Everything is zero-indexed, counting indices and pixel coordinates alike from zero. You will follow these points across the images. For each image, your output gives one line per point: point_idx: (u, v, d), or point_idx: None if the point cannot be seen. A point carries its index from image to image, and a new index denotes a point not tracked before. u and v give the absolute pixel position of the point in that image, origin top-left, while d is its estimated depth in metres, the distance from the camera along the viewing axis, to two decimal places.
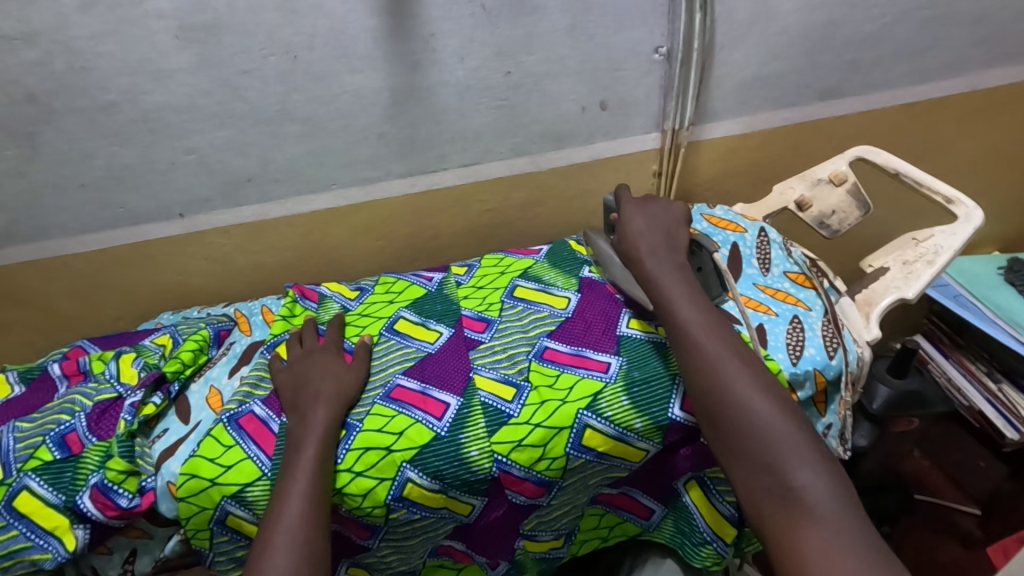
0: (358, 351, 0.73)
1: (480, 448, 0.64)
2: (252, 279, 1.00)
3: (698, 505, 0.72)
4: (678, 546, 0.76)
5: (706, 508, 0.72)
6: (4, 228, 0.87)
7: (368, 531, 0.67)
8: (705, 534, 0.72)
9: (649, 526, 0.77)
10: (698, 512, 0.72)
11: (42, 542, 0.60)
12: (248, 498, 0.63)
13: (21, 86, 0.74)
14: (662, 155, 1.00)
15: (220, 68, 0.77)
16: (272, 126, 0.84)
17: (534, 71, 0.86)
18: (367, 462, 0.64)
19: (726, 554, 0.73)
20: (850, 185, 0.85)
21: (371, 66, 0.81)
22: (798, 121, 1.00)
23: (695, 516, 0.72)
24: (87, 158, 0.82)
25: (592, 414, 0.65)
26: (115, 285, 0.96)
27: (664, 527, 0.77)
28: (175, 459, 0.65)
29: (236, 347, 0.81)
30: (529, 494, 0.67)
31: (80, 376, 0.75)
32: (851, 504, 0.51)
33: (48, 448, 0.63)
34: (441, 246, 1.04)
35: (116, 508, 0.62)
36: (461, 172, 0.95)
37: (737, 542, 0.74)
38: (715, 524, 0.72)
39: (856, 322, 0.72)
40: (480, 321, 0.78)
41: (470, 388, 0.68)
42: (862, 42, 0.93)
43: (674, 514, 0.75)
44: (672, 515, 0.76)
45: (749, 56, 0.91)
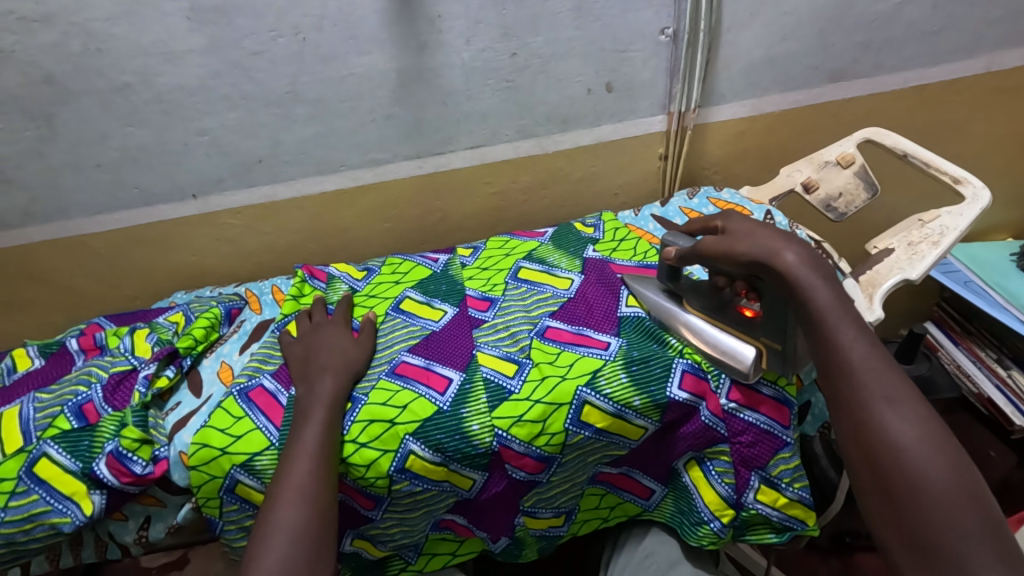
0: (364, 327, 0.75)
1: (481, 422, 0.65)
2: (263, 260, 1.02)
3: (696, 484, 0.72)
4: (677, 525, 0.76)
5: (703, 487, 0.72)
6: (24, 209, 0.89)
7: (373, 502, 0.68)
8: (701, 513, 0.72)
9: (649, 506, 0.79)
10: (696, 491, 0.72)
11: (61, 506, 0.63)
12: (257, 467, 0.64)
13: (40, 67, 0.76)
14: (668, 137, 1.00)
15: (231, 49, 0.78)
16: (282, 107, 0.85)
17: (539, 52, 0.86)
18: (372, 433, 0.65)
19: (723, 536, 0.71)
20: (857, 167, 0.85)
21: (378, 47, 0.81)
22: (807, 103, 0.99)
23: (694, 495, 0.72)
24: (103, 139, 0.84)
25: (591, 391, 0.66)
26: (131, 265, 0.99)
27: (663, 507, 0.78)
28: (187, 430, 0.67)
29: (246, 325, 0.83)
30: (529, 470, 0.68)
31: (97, 350, 0.78)
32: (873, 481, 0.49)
33: (66, 417, 0.66)
34: (448, 229, 1.05)
35: (130, 474, 0.64)
36: (467, 155, 0.96)
37: (737, 526, 0.72)
38: (713, 504, 0.71)
39: (860, 302, 0.71)
40: (484, 300, 0.79)
41: (472, 364, 0.69)
42: (873, 22, 0.91)
43: (674, 494, 0.76)
44: (671, 493, 0.77)
45: (757, 37, 0.90)
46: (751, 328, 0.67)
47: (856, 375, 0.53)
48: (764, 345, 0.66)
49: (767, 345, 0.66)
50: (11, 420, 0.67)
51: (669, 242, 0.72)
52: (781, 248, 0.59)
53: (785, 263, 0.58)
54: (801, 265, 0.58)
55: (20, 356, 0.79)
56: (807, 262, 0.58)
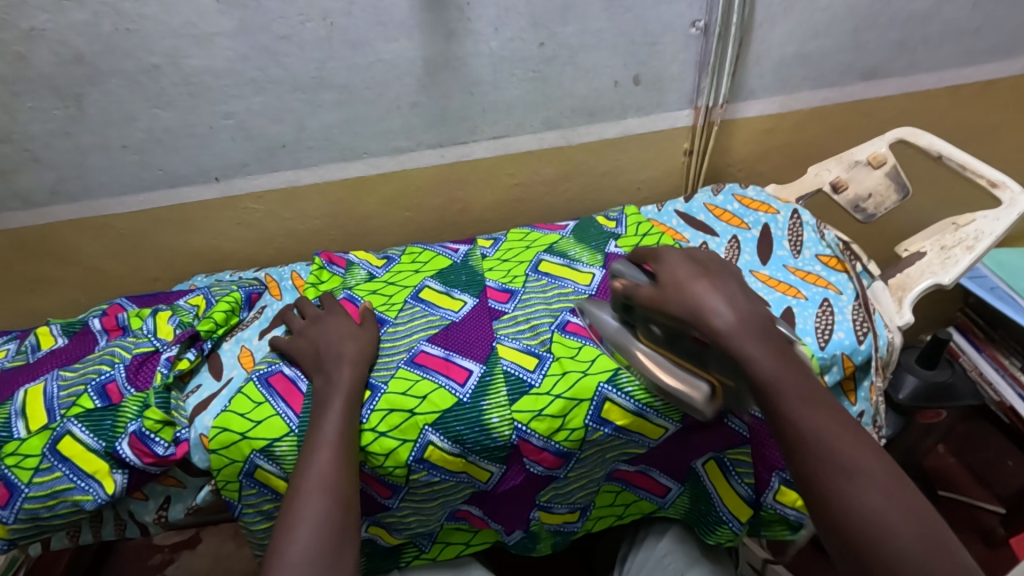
0: (365, 313, 0.75)
1: (501, 415, 0.65)
2: (284, 245, 1.02)
3: (715, 485, 0.72)
4: (693, 522, 0.77)
5: (724, 490, 0.72)
6: (51, 188, 0.89)
7: (390, 490, 0.68)
8: (721, 515, 0.72)
9: (664, 504, 0.78)
10: (717, 496, 0.72)
11: (84, 484, 0.63)
12: (276, 453, 0.64)
13: (70, 47, 0.76)
14: (695, 132, 0.98)
15: (260, 33, 0.78)
16: (308, 93, 0.85)
17: (569, 42, 0.85)
18: (390, 423, 0.65)
19: (739, 532, 0.72)
20: (889, 168, 0.82)
21: (406, 34, 0.81)
22: (838, 101, 0.97)
23: (713, 496, 0.73)
24: (130, 120, 0.84)
25: (613, 388, 0.65)
26: (153, 246, 0.99)
27: (678, 505, 0.78)
28: (208, 413, 0.67)
29: (268, 310, 0.83)
30: (547, 465, 0.68)
31: (119, 331, 0.79)
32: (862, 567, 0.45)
33: (89, 396, 0.67)
34: (468, 220, 1.05)
35: (152, 455, 0.64)
36: (491, 145, 0.95)
37: (755, 523, 0.72)
38: (731, 503, 0.72)
39: (888, 307, 0.72)
40: (504, 292, 0.78)
41: (492, 357, 0.69)
42: (912, 19, 0.89)
43: (691, 491, 0.76)
44: (688, 493, 0.76)
45: (791, 32, 0.88)
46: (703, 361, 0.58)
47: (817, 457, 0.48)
48: (718, 380, 0.57)
49: (721, 381, 0.57)
50: (36, 396, 0.68)
51: (619, 272, 0.66)
52: (716, 304, 0.55)
53: (722, 326, 0.54)
54: (732, 328, 0.53)
55: (45, 334, 0.79)
56: (735, 325, 0.53)
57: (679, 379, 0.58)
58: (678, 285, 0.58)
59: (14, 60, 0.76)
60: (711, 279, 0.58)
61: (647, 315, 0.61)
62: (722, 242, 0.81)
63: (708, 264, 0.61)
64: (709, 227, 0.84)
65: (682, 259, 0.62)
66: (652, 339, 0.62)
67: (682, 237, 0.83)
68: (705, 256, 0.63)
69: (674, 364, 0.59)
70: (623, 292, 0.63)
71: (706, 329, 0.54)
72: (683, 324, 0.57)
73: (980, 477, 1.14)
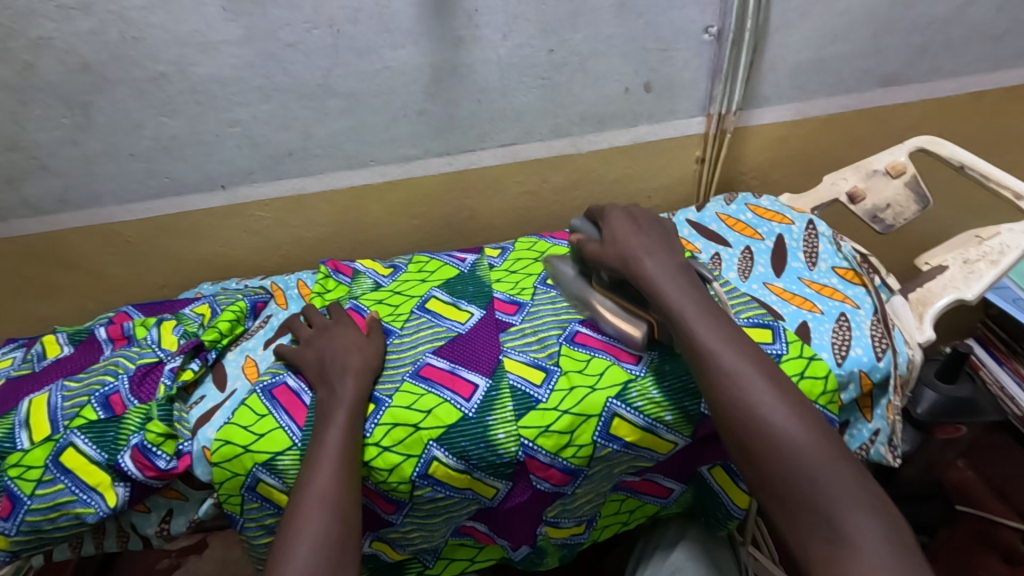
0: (371, 325, 0.74)
1: (507, 431, 0.64)
2: (291, 252, 1.02)
3: (722, 486, 0.73)
4: (701, 512, 0.79)
5: (731, 489, 0.72)
6: (59, 195, 0.89)
7: (394, 506, 0.67)
8: (730, 510, 0.73)
9: (668, 503, 0.77)
10: (724, 493, 0.73)
11: (86, 496, 0.63)
12: (279, 467, 0.63)
13: (78, 55, 0.76)
14: (707, 140, 0.96)
15: (266, 41, 0.77)
16: (315, 101, 0.84)
17: (579, 49, 0.84)
18: (395, 437, 0.64)
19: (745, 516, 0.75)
20: (908, 178, 0.80)
21: (413, 42, 0.80)
22: (855, 108, 0.95)
23: (719, 494, 0.73)
24: (137, 128, 0.84)
25: (622, 403, 0.64)
26: (160, 254, 0.99)
27: (680, 500, 0.78)
28: (210, 426, 0.67)
29: (273, 320, 0.82)
30: (554, 482, 0.66)
31: (124, 340, 0.78)
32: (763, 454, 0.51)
33: (93, 407, 0.66)
34: (476, 228, 1.04)
35: (154, 469, 0.63)
36: (499, 153, 0.94)
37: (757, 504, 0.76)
38: (739, 499, 0.73)
39: (907, 322, 0.70)
40: (512, 304, 0.77)
41: (499, 370, 0.67)
42: (932, 24, 0.87)
43: (695, 489, 0.76)
44: (691, 490, 0.76)
45: (807, 37, 0.86)
46: (641, 303, 0.68)
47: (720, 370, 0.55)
48: (654, 320, 0.66)
49: (656, 320, 0.65)
50: (39, 407, 0.68)
51: (577, 227, 0.75)
52: (642, 254, 0.66)
53: (647, 270, 0.64)
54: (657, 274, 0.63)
55: (51, 343, 0.79)
56: (662, 272, 0.63)
57: (623, 320, 0.68)
58: (613, 239, 0.69)
59: (22, 69, 0.76)
60: (641, 233, 0.68)
61: (595, 265, 0.72)
62: (735, 253, 0.79)
63: (641, 220, 0.71)
64: (722, 237, 0.81)
65: (623, 217, 0.71)
66: (605, 286, 0.72)
67: (694, 247, 0.80)
68: (641, 211, 0.72)
69: (621, 307, 0.69)
70: (578, 245, 0.74)
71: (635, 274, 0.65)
72: (616, 269, 0.68)
73: (1000, 492, 1.11)
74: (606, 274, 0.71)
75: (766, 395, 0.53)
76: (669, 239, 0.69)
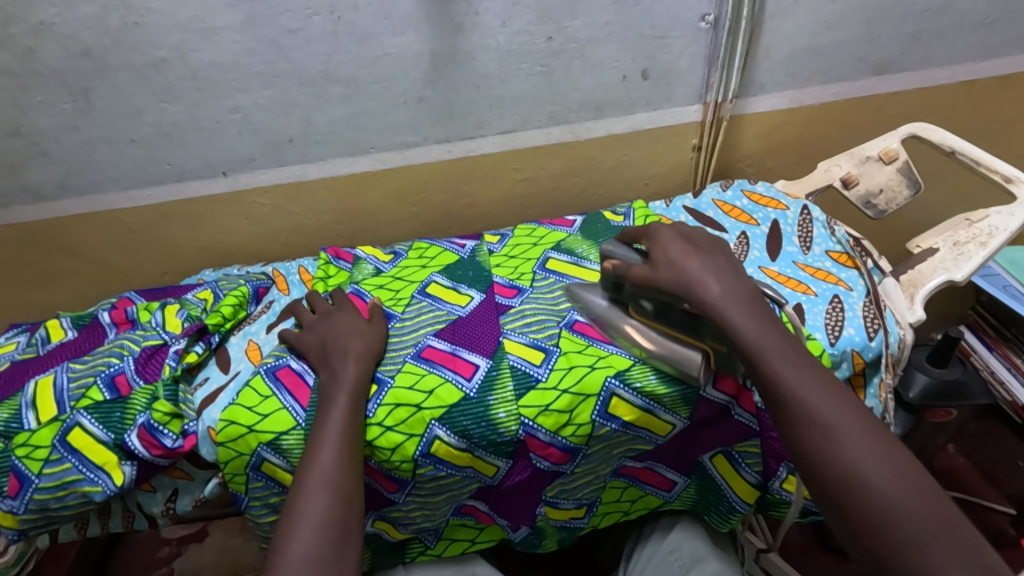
0: (372, 309, 0.75)
1: (508, 410, 0.65)
2: (291, 239, 1.03)
3: (724, 475, 0.73)
4: (701, 508, 0.79)
5: (732, 477, 0.72)
6: (60, 181, 0.90)
7: (396, 485, 0.68)
8: (732, 502, 0.73)
9: (670, 497, 0.78)
10: (726, 484, 0.73)
11: (93, 475, 0.63)
12: (283, 446, 0.65)
13: (79, 40, 0.76)
14: (703, 128, 0.97)
15: (267, 27, 0.78)
16: (315, 87, 0.85)
17: (576, 36, 0.85)
18: (397, 417, 0.65)
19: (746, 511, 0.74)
20: (901, 164, 0.82)
21: (413, 28, 0.80)
22: (848, 96, 0.96)
23: (722, 485, 0.73)
24: (138, 114, 0.84)
25: (620, 384, 0.65)
26: (162, 240, 1.00)
27: (683, 496, 0.79)
28: (215, 406, 0.68)
29: (275, 305, 0.83)
30: (553, 461, 0.68)
31: (127, 324, 0.79)
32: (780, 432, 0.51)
33: (99, 388, 0.67)
34: (474, 215, 1.05)
35: (161, 447, 0.64)
36: (497, 140, 0.95)
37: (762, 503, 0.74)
38: (743, 491, 0.72)
39: (899, 303, 0.71)
40: (511, 288, 0.78)
41: (499, 352, 0.69)
42: (924, 12, 0.88)
43: (696, 483, 0.77)
44: (693, 484, 0.77)
45: (801, 25, 0.87)
46: (693, 330, 0.63)
47: None
48: (710, 348, 0.62)
49: (713, 348, 0.62)
50: (45, 387, 0.69)
51: (613, 252, 0.67)
52: (705, 276, 0.58)
53: (711, 296, 0.57)
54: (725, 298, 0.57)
55: (54, 327, 0.80)
56: (731, 295, 0.57)
57: (674, 350, 0.63)
58: (670, 261, 0.61)
59: (24, 54, 0.76)
60: (700, 254, 0.61)
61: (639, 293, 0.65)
62: (731, 238, 0.80)
63: (696, 240, 0.63)
64: (718, 222, 0.82)
65: (677, 238, 0.63)
66: (645, 313, 0.67)
67: None
68: (691, 230, 0.65)
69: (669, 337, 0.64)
70: (616, 273, 0.66)
71: (696, 299, 0.58)
72: (673, 296, 0.60)
73: (991, 478, 1.13)
74: (647, 301, 0.66)
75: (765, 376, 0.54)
76: (733, 260, 0.62)
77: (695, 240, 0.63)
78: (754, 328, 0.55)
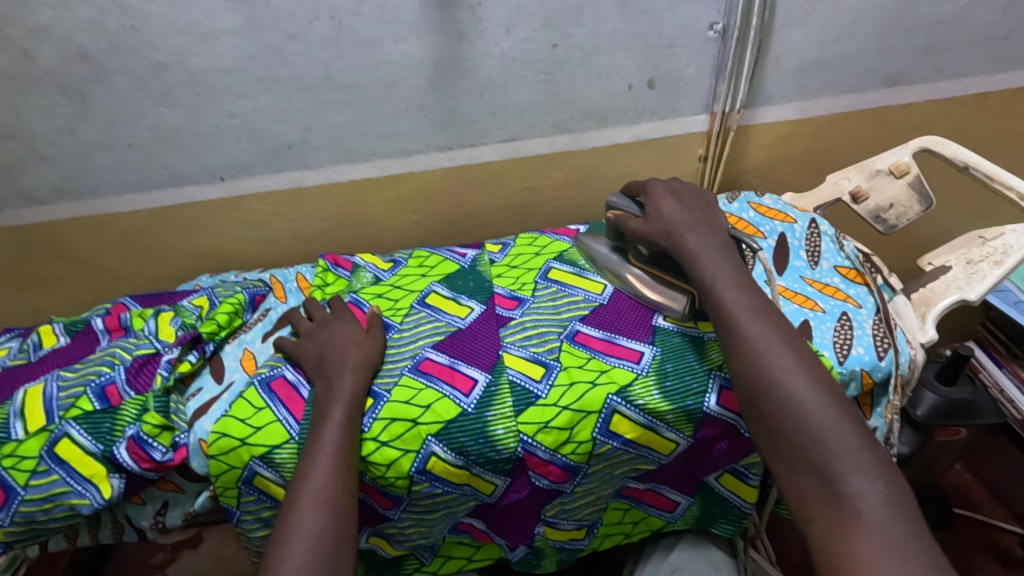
0: (370, 318, 0.73)
1: (506, 427, 0.63)
2: (289, 246, 1.01)
3: (733, 490, 0.72)
4: (705, 523, 0.77)
5: (740, 489, 0.71)
6: (56, 185, 0.89)
7: (391, 501, 0.67)
8: (742, 509, 0.73)
9: (674, 518, 0.76)
10: (735, 495, 0.72)
11: (81, 488, 0.62)
12: (276, 460, 0.63)
13: (76, 43, 0.75)
14: (710, 138, 0.96)
15: (267, 32, 0.76)
16: (316, 93, 0.83)
17: (581, 45, 0.83)
18: (393, 432, 0.63)
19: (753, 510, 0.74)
20: (912, 177, 0.80)
21: (415, 34, 0.79)
22: (858, 107, 0.95)
23: (733, 499, 0.72)
24: (135, 118, 0.83)
25: (622, 401, 0.64)
26: (159, 246, 0.98)
27: (687, 515, 0.76)
28: (208, 418, 0.66)
29: (272, 313, 0.82)
30: (553, 479, 0.66)
31: (121, 331, 0.77)
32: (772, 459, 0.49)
33: (88, 399, 0.65)
34: (476, 223, 1.03)
35: (150, 460, 0.63)
36: (500, 148, 0.93)
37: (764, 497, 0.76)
38: (751, 497, 0.72)
39: (910, 322, 0.69)
40: (513, 299, 0.76)
41: (498, 366, 0.67)
42: (937, 24, 0.86)
43: (699, 502, 0.74)
44: (697, 502, 0.75)
45: (811, 36, 0.86)
46: (682, 275, 0.69)
47: None
48: (693, 291, 0.68)
49: (695, 292, 0.68)
50: (34, 397, 0.67)
51: (614, 203, 0.74)
52: (685, 231, 0.66)
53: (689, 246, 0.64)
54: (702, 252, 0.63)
55: (47, 333, 0.79)
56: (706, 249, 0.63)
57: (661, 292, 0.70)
58: (656, 214, 0.69)
59: (19, 56, 0.75)
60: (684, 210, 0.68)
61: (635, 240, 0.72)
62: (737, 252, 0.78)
63: (683, 196, 0.70)
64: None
65: (664, 193, 0.71)
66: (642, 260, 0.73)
67: None
68: (682, 186, 0.72)
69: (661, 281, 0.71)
70: (617, 222, 0.73)
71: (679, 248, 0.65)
72: (659, 245, 0.67)
73: (998, 495, 1.11)
74: (642, 247, 0.72)
75: (774, 399, 0.51)
76: (714, 215, 0.68)
77: (682, 196, 0.70)
78: (740, 296, 0.59)
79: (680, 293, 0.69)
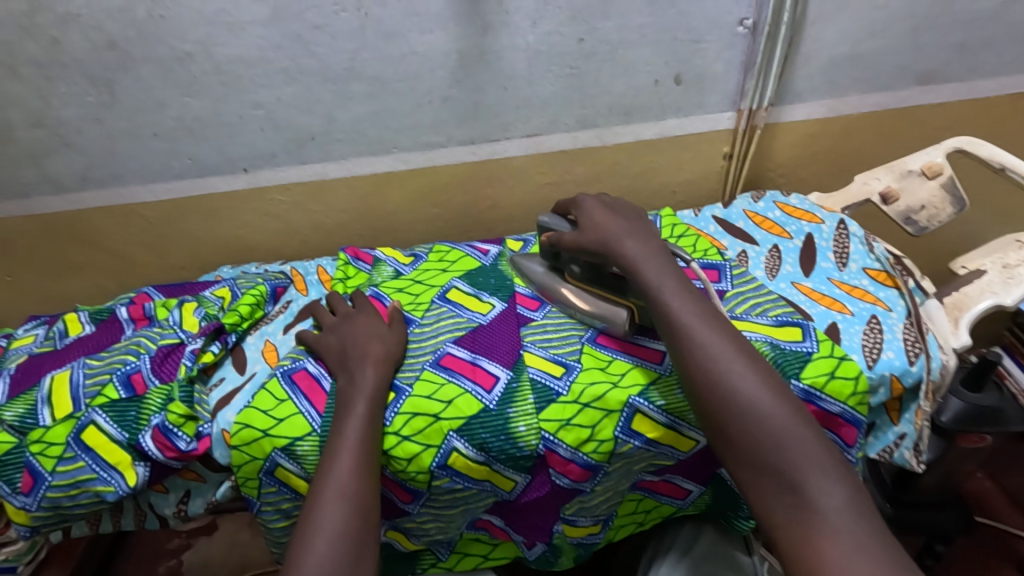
0: (393, 313, 0.73)
1: (528, 424, 0.63)
2: (309, 237, 1.02)
3: None
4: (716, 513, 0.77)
5: None
6: (82, 172, 0.89)
7: (411, 496, 0.67)
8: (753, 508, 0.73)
9: (685, 505, 0.76)
10: None
11: (106, 475, 0.63)
12: (298, 452, 0.63)
13: (104, 32, 0.75)
14: (736, 135, 0.95)
15: (293, 22, 0.76)
16: (339, 84, 0.83)
17: (608, 38, 0.82)
18: (414, 427, 0.63)
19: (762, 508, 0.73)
20: (945, 179, 0.78)
21: (441, 26, 0.78)
22: (890, 106, 0.93)
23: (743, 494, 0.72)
24: (161, 108, 0.83)
25: (644, 401, 0.63)
26: (181, 235, 0.99)
27: (698, 502, 0.76)
28: (231, 408, 0.67)
29: (293, 305, 0.82)
30: (573, 477, 0.65)
31: (146, 321, 0.78)
32: (801, 467, 0.48)
33: (114, 386, 0.66)
34: (496, 218, 1.03)
35: (174, 449, 0.63)
36: (523, 143, 0.93)
37: None
38: None
39: (942, 327, 0.68)
40: (535, 299, 0.75)
41: (519, 364, 0.67)
42: (974, 21, 0.84)
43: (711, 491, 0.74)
44: (708, 491, 0.75)
45: (843, 31, 0.84)
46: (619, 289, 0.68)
47: (753, 371, 0.54)
48: (634, 305, 0.67)
49: (637, 304, 0.67)
50: (62, 383, 0.68)
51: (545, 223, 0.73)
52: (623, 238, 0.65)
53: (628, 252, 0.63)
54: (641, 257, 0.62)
55: (73, 321, 0.80)
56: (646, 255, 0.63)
57: (603, 308, 0.69)
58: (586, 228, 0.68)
59: (49, 44, 0.75)
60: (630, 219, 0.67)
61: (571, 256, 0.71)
62: (763, 251, 0.77)
63: (615, 207, 0.70)
64: (750, 234, 0.80)
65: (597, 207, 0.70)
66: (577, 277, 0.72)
67: (721, 244, 0.79)
68: (612, 200, 0.72)
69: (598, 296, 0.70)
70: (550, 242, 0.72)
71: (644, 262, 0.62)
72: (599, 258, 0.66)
73: (1018, 504, 1.09)
74: (579, 266, 0.72)
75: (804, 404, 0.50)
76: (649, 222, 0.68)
77: (614, 207, 0.70)
78: None
79: (618, 307, 0.68)
